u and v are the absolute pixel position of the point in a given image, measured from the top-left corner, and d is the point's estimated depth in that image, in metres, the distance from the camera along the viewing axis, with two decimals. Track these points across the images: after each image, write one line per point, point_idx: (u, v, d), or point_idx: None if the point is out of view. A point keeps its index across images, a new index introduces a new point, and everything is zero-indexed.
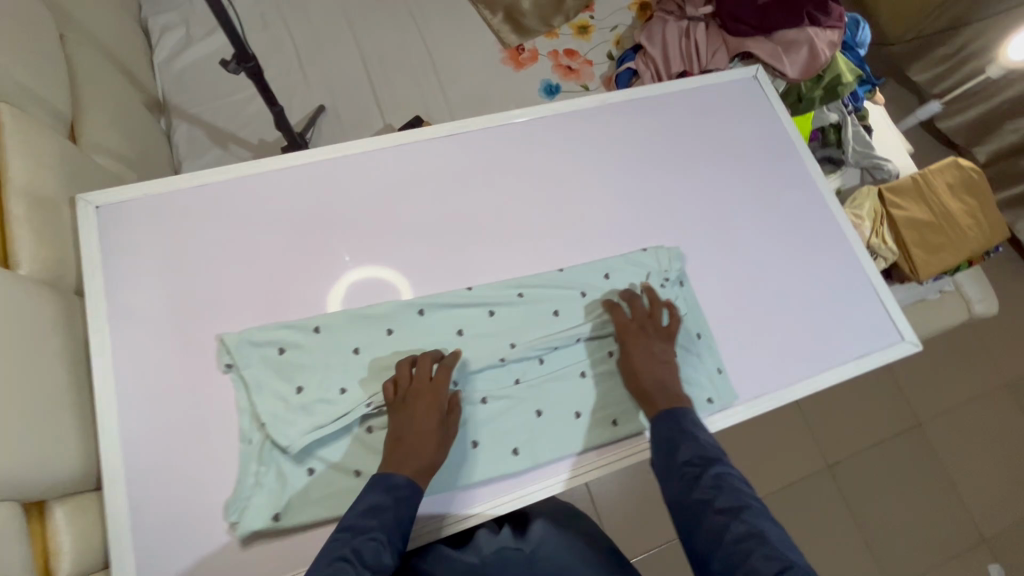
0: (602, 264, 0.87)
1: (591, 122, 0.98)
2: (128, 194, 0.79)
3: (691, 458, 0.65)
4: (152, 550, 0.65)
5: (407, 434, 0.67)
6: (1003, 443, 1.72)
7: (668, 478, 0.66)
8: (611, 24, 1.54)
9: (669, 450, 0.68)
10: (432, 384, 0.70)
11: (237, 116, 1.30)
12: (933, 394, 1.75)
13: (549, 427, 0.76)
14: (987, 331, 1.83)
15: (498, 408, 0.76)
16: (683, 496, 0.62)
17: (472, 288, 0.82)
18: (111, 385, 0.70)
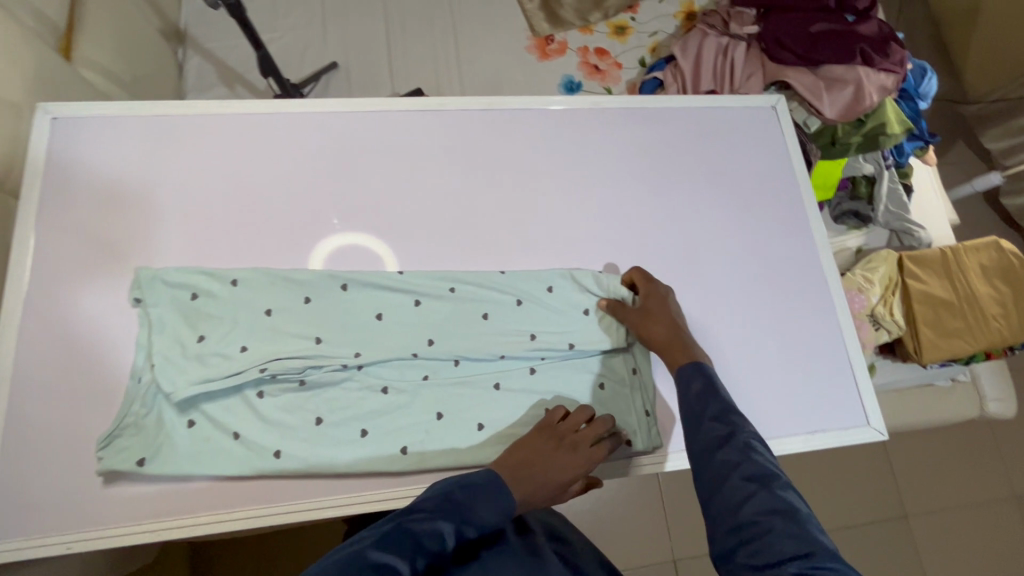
0: (546, 276, 0.80)
1: (580, 123, 0.91)
2: (85, 109, 0.78)
3: (723, 415, 0.61)
4: (18, 470, 0.64)
5: (544, 467, 0.65)
6: (998, 559, 1.56)
7: (692, 429, 0.61)
8: (651, 29, 1.45)
9: (699, 403, 0.63)
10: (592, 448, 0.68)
11: (251, 58, 1.30)
12: (925, 487, 1.60)
13: (447, 433, 0.71)
14: (1002, 435, 1.67)
15: (399, 403, 0.71)
16: (706, 452, 0.58)
17: (405, 273, 0.78)
18: (23, 294, 0.70)
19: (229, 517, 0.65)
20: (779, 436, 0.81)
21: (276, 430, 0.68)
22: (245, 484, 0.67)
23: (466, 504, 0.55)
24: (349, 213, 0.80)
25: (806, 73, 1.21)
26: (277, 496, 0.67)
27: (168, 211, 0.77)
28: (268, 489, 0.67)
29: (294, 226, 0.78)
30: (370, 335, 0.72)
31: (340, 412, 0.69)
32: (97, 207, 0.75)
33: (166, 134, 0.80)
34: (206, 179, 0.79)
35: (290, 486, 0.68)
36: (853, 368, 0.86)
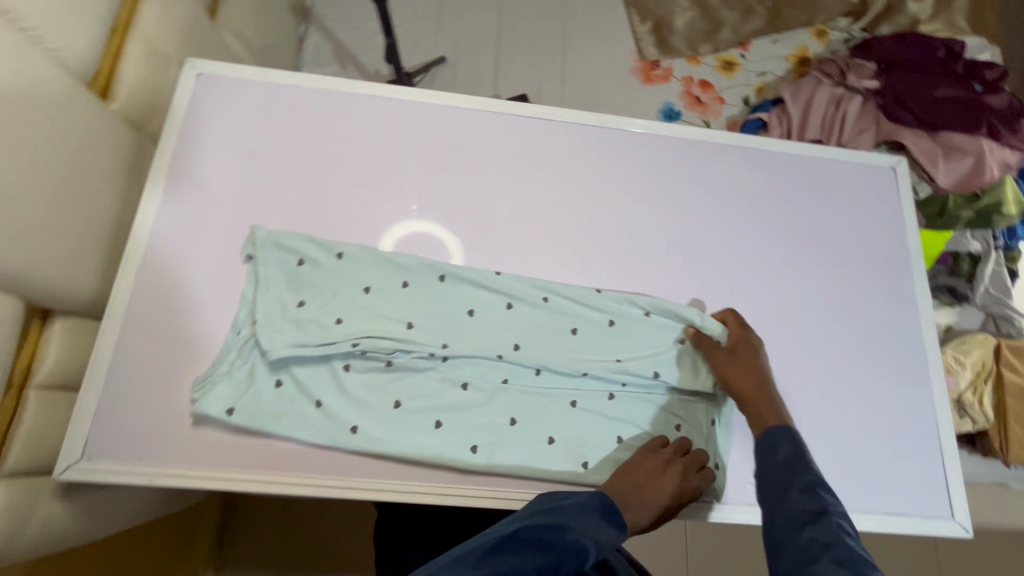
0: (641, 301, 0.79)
1: (691, 153, 0.89)
2: (228, 70, 0.83)
3: (811, 490, 0.60)
4: (115, 397, 0.67)
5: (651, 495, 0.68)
6: None
7: (780, 499, 0.61)
8: (760, 69, 1.42)
9: (786, 472, 0.63)
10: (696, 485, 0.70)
11: (366, 42, 1.35)
12: None
13: (517, 441, 0.71)
14: None
15: (476, 400, 0.71)
16: (791, 524, 0.58)
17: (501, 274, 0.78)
18: (147, 232, 0.74)
19: (299, 482, 0.66)
20: (856, 511, 0.77)
21: (356, 405, 0.69)
22: (316, 452, 0.68)
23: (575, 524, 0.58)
24: (453, 206, 0.82)
25: (924, 137, 1.16)
26: (345, 470, 0.68)
27: (287, 176, 0.80)
28: (338, 461, 0.68)
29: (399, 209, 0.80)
30: (460, 330, 0.73)
31: (418, 398, 0.70)
32: (225, 161, 0.79)
33: (297, 103, 0.83)
34: (326, 152, 0.82)
35: (358, 462, 0.68)
36: (943, 453, 0.81)
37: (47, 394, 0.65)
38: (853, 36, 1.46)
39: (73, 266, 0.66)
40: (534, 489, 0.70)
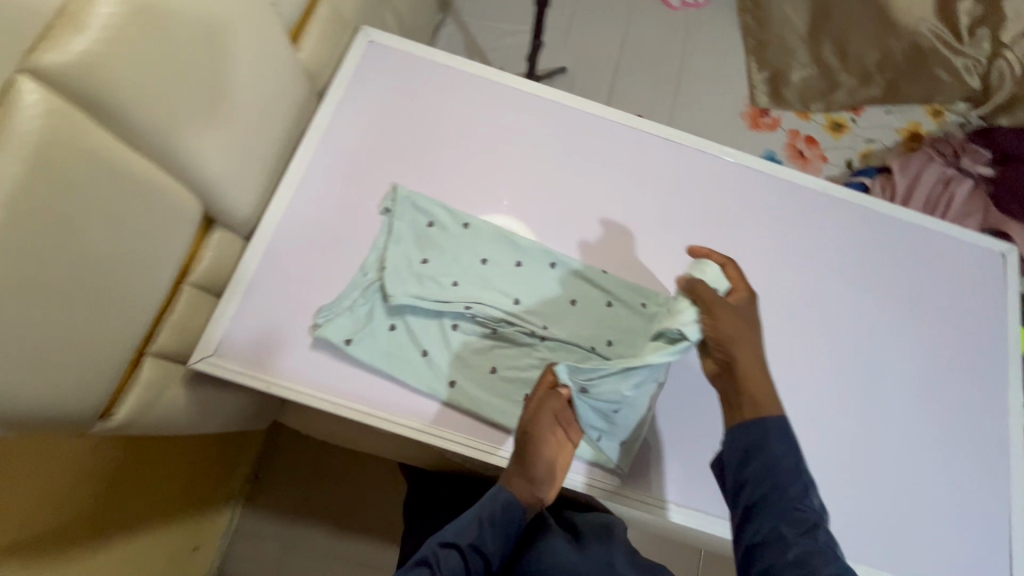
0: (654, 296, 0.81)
1: (803, 200, 0.92)
2: (395, 43, 0.91)
3: (798, 503, 0.55)
4: (252, 307, 0.75)
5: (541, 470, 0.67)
6: None
7: (768, 493, 0.56)
8: (869, 135, 1.43)
9: (764, 480, 0.57)
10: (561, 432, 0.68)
11: (496, 41, 1.43)
12: None
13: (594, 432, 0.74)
14: None
15: None
16: (776, 524, 0.54)
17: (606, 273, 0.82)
18: (302, 170, 0.82)
19: (394, 421, 0.72)
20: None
21: (456, 362, 0.74)
22: (405, 393, 0.73)
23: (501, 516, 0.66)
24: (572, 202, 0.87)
25: None
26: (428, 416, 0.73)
27: (430, 145, 0.87)
28: (424, 407, 0.73)
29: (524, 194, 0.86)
30: (560, 315, 0.78)
31: (510, 369, 0.75)
32: (379, 121, 0.87)
33: (449, 82, 0.91)
34: (467, 130, 0.89)
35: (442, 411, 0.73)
36: (1012, 544, 0.80)
37: (197, 292, 0.73)
38: (968, 122, 1.46)
39: (245, 185, 0.74)
40: (603, 478, 0.74)
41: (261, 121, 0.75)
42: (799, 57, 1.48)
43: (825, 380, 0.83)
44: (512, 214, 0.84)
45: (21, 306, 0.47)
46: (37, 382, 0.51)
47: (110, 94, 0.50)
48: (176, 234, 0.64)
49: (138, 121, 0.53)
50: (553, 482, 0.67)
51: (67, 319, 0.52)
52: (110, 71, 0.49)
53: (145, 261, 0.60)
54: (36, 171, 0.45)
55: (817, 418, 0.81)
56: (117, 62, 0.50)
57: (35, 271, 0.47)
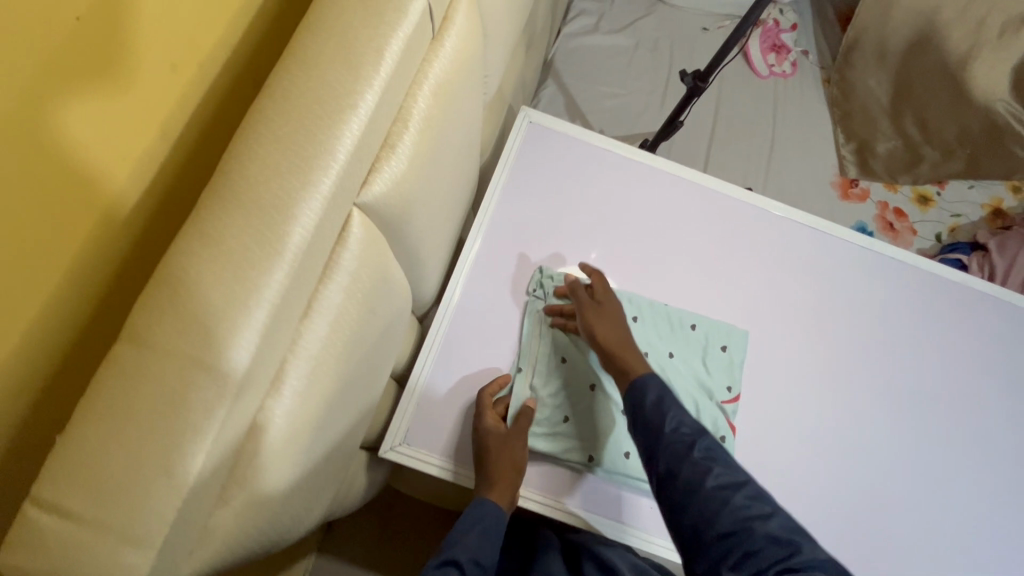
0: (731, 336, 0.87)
1: (936, 291, 0.97)
2: (553, 124, 0.93)
3: (680, 437, 0.64)
4: (438, 396, 0.76)
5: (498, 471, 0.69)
6: None
7: (655, 442, 0.64)
8: (955, 210, 1.48)
9: (647, 436, 0.66)
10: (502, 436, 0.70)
11: (595, 102, 1.46)
12: None
13: None
14: None
15: None
16: (676, 465, 0.62)
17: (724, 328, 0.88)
18: (476, 252, 0.84)
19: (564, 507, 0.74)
20: None
21: (600, 440, 0.76)
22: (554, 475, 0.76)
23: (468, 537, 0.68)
24: (725, 292, 0.90)
25: None
26: (572, 497, 0.75)
27: (591, 229, 0.89)
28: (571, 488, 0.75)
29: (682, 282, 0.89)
30: (687, 376, 0.83)
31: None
32: (544, 203, 0.89)
33: (606, 164, 0.93)
34: (624, 214, 0.91)
35: (582, 491, 0.75)
36: None
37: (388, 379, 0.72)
38: None
39: (434, 274, 0.75)
40: None
41: (453, 211, 0.75)
42: (884, 130, 1.53)
43: (965, 473, 0.88)
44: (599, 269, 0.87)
45: (325, 428, 0.47)
46: (313, 493, 0.51)
47: (403, 210, 0.51)
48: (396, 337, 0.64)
49: (410, 226, 0.54)
50: (512, 476, 0.70)
51: (345, 427, 0.53)
52: (407, 188, 0.50)
53: (387, 358, 0.61)
54: (357, 298, 0.46)
55: (960, 512, 0.85)
56: (413, 180, 0.50)
57: (333, 404, 0.47)
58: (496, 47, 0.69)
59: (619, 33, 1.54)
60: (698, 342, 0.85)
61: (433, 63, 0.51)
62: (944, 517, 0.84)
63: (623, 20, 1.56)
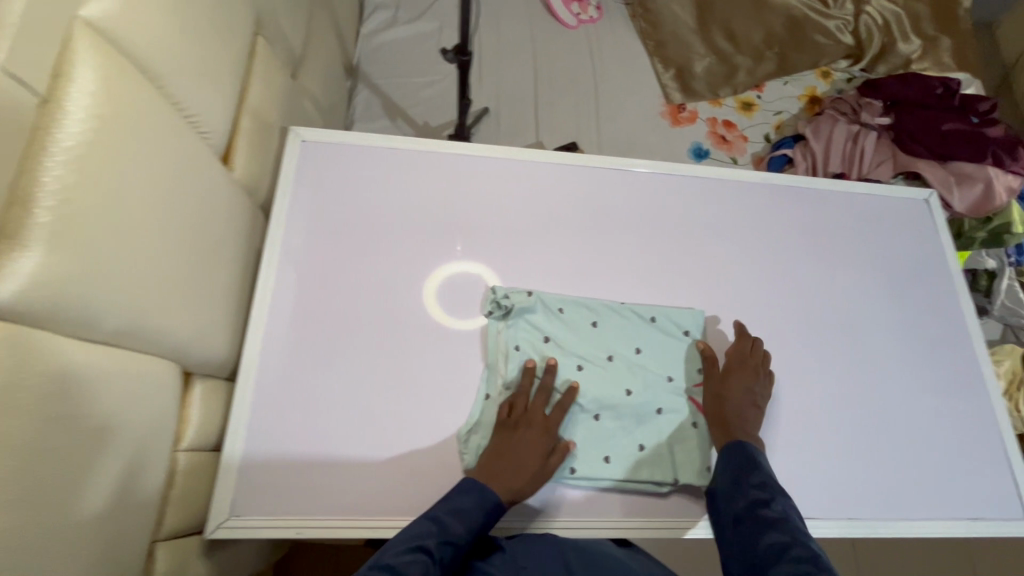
0: (657, 309, 0.86)
1: (750, 193, 0.99)
2: (328, 138, 0.90)
3: (761, 490, 0.63)
4: (257, 455, 0.72)
5: (511, 455, 0.71)
6: None
7: (735, 490, 0.65)
8: (776, 108, 1.54)
9: (730, 485, 0.66)
10: (545, 419, 0.74)
11: (411, 95, 1.42)
12: None
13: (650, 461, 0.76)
14: None
15: (613, 425, 0.78)
16: (749, 509, 0.61)
17: (624, 303, 0.87)
18: (272, 291, 0.80)
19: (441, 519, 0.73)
20: (937, 518, 0.82)
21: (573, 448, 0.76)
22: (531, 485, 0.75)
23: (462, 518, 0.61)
24: (542, 256, 0.89)
25: (937, 166, 1.29)
26: (544, 505, 0.74)
27: (392, 233, 0.87)
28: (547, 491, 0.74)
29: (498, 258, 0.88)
30: (651, 369, 0.81)
31: (615, 440, 0.77)
32: (336, 222, 0.86)
33: (394, 164, 0.91)
34: (424, 210, 0.89)
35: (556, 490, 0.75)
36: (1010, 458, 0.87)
37: (191, 454, 0.68)
38: (855, 77, 1.58)
39: (214, 331, 0.71)
40: (654, 508, 0.76)
41: (214, 261, 0.70)
42: (697, 49, 1.57)
43: (815, 358, 0.89)
44: (473, 257, 0.87)
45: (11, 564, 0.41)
46: None
47: (69, 299, 0.46)
48: (156, 412, 0.59)
49: (98, 307, 0.50)
50: (517, 470, 0.69)
51: (83, 537, 0.48)
52: (59, 276, 0.45)
53: (140, 444, 0.56)
54: (13, 412, 0.41)
55: (817, 396, 0.86)
56: (67, 264, 0.46)
57: (25, 525, 0.42)
58: (192, 84, 0.64)
59: (419, 19, 1.51)
60: (641, 326, 0.84)
61: (59, 128, 0.46)
62: (804, 407, 0.85)
63: (419, 7, 1.53)
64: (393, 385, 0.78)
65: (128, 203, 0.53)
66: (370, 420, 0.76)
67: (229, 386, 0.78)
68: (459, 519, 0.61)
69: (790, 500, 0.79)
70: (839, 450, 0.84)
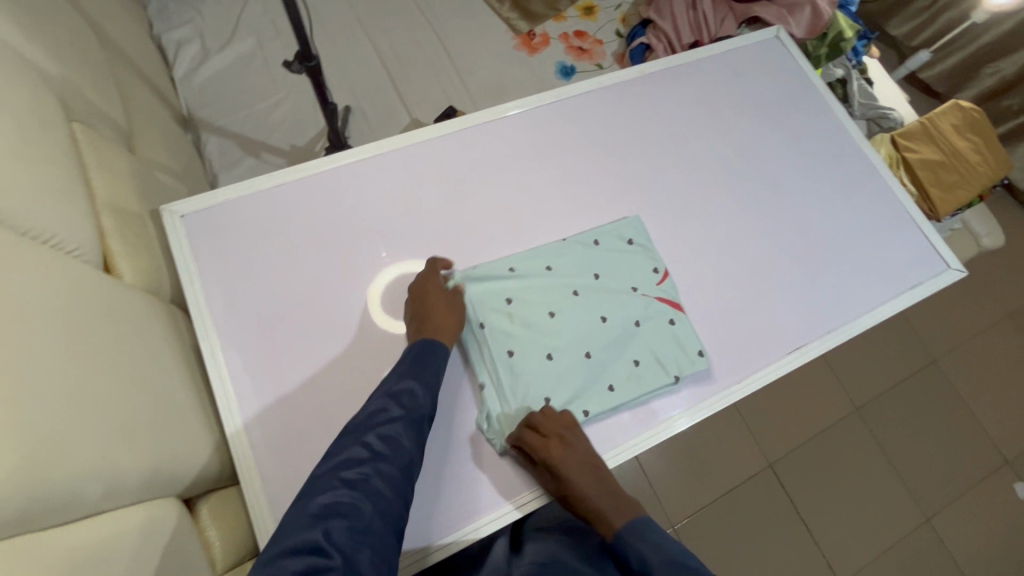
0: (593, 232, 0.88)
1: (633, 89, 1.01)
2: (209, 201, 0.80)
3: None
4: None
5: (427, 314, 0.75)
6: (990, 372, 1.99)
7: None
8: (615, 2, 1.57)
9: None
10: (430, 275, 0.79)
11: (264, 125, 1.31)
12: (930, 338, 2.00)
13: (648, 372, 0.80)
14: (966, 289, 2.09)
15: (604, 354, 0.80)
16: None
17: (566, 239, 0.88)
18: (230, 380, 0.73)
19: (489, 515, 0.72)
20: (892, 298, 0.93)
21: (578, 394, 0.77)
22: (426, 506, 0.72)
23: (376, 492, 0.54)
24: (476, 227, 0.88)
25: (769, 5, 1.38)
26: (438, 530, 0.71)
27: (322, 268, 0.81)
28: (439, 509, 0.72)
29: (410, 258, 0.84)
30: (613, 289, 0.84)
31: (613, 366, 0.79)
32: (259, 282, 0.79)
33: (287, 199, 0.83)
34: (343, 231, 0.84)
35: (454, 497, 0.73)
36: (921, 225, 0.99)
37: (232, 572, 0.64)
38: None
39: (196, 444, 0.65)
40: (670, 410, 0.81)
41: (158, 378, 0.64)
42: None
43: (750, 213, 0.96)
44: (397, 259, 0.84)
45: None
46: None
47: (37, 471, 0.42)
48: (173, 553, 0.55)
49: (64, 472, 0.44)
50: (436, 316, 0.74)
51: None
52: (8, 456, 0.40)
53: None
54: None
55: (763, 244, 0.93)
56: (11, 438, 0.41)
57: None
58: (30, 202, 0.55)
59: (232, 42, 1.36)
60: (588, 251, 0.86)
61: None
62: (756, 258, 0.92)
63: (226, 28, 1.37)
64: None
65: (41, 356, 0.47)
66: None
67: (232, 491, 0.72)
68: (410, 391, 0.64)
69: (778, 342, 0.87)
70: (797, 281, 0.92)
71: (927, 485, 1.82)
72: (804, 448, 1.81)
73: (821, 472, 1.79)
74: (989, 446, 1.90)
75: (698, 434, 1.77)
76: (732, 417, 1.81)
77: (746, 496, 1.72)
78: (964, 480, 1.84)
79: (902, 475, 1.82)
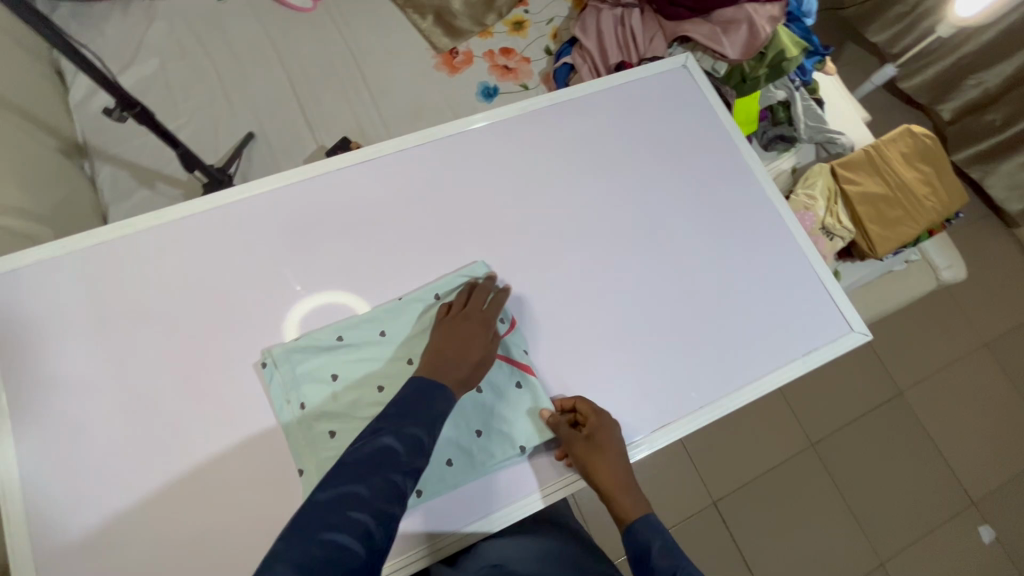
0: (433, 285, 0.85)
1: (515, 129, 0.97)
2: (19, 263, 0.78)
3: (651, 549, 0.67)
4: None
5: (450, 347, 0.76)
6: (961, 404, 1.88)
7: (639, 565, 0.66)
8: (546, 17, 1.48)
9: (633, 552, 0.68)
10: (483, 315, 0.80)
11: (159, 154, 1.25)
12: (897, 368, 1.89)
13: (489, 444, 0.78)
14: (939, 315, 1.97)
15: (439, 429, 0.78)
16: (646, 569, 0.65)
17: (404, 295, 0.85)
18: (17, 459, 0.71)
19: (500, 511, 0.78)
20: (782, 366, 0.91)
21: None
22: (456, 496, 0.77)
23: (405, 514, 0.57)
24: (323, 286, 0.84)
25: (701, 22, 1.28)
26: (464, 518, 0.77)
27: (144, 335, 0.78)
28: (469, 499, 0.78)
29: (338, 288, 0.84)
30: None
31: (452, 441, 0.77)
32: (72, 349, 0.76)
33: (110, 261, 0.80)
34: (172, 294, 0.80)
35: (484, 489, 0.79)
36: (825, 281, 0.97)
37: None
38: None
39: None
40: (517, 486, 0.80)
41: None
42: None
43: (626, 266, 0.92)
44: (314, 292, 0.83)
45: None
46: None
47: None
48: None
49: None
50: (460, 359, 0.75)
51: None
52: None
53: None
54: None
55: (636, 304, 0.90)
56: None
57: None
58: None
59: (131, 64, 1.30)
60: (426, 308, 0.84)
61: None
62: (632, 319, 0.89)
63: (126, 49, 1.31)
64: (201, 487, 0.73)
65: None
66: (193, 545, 0.71)
67: None
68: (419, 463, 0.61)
69: (644, 415, 0.84)
70: (673, 349, 0.89)
71: (888, 529, 1.72)
72: (752, 485, 1.72)
73: (770, 511, 1.70)
74: (956, 486, 1.79)
75: (641, 470, 1.69)
76: (677, 452, 1.72)
77: (687, 537, 1.64)
78: (926, 523, 1.73)
79: (858, 517, 1.72)
